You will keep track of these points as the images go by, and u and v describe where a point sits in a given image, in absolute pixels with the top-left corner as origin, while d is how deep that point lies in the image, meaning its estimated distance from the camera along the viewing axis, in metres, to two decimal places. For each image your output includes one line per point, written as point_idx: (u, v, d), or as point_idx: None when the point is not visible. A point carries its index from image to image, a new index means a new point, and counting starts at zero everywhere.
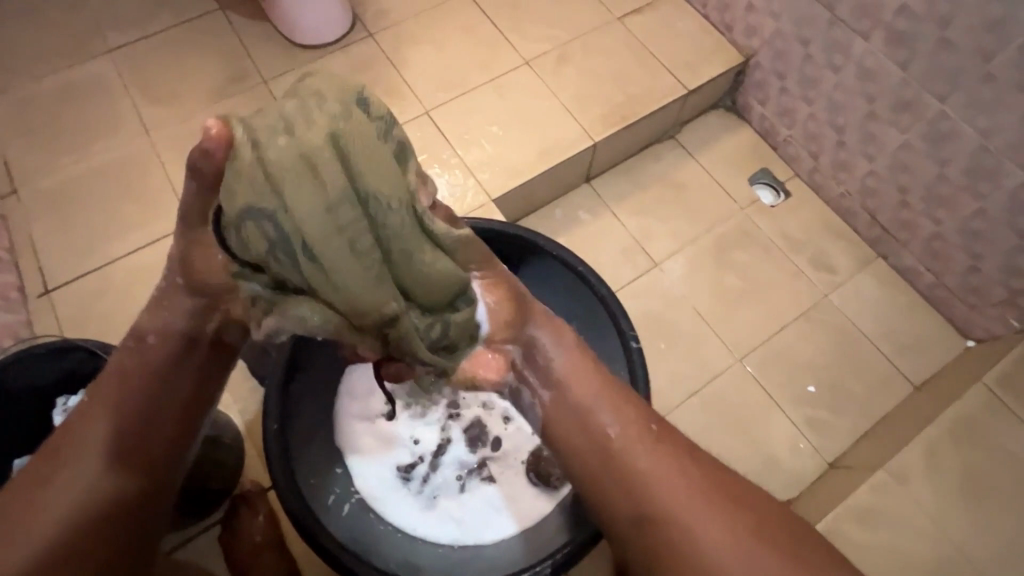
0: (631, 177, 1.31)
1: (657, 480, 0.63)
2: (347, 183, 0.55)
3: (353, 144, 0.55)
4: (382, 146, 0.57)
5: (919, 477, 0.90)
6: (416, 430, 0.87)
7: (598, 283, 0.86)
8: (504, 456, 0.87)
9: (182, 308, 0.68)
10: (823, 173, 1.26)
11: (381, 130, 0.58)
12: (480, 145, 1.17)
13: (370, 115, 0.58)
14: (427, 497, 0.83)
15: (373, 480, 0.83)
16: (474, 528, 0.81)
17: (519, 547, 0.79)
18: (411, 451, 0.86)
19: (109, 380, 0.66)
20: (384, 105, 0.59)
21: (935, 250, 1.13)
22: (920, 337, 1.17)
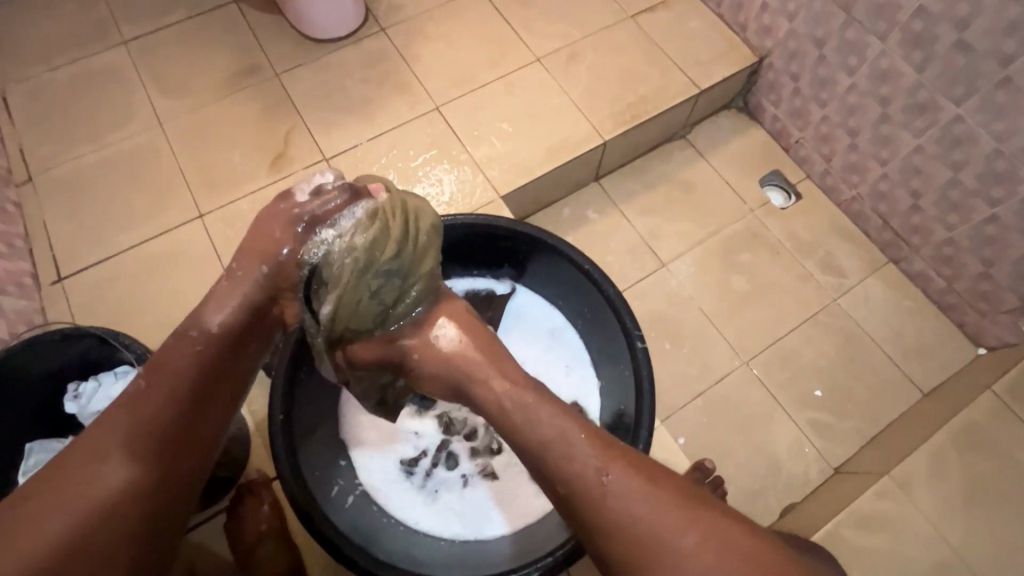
0: (640, 177, 1.30)
1: (615, 520, 0.57)
2: (357, 255, 0.68)
3: (383, 236, 0.69)
4: (397, 249, 0.69)
5: (923, 484, 0.90)
6: (420, 425, 0.88)
7: (605, 283, 0.84)
8: (507, 453, 0.87)
9: (242, 297, 0.68)
10: (835, 176, 1.25)
11: (411, 242, 0.70)
12: (490, 142, 1.17)
13: (415, 233, 0.71)
14: (429, 491, 0.84)
15: (376, 472, 0.84)
16: (473, 524, 0.82)
17: (519, 543, 0.79)
18: (415, 445, 0.87)
19: (161, 369, 0.63)
20: (431, 233, 0.72)
21: (946, 255, 1.12)
22: (930, 344, 1.16)
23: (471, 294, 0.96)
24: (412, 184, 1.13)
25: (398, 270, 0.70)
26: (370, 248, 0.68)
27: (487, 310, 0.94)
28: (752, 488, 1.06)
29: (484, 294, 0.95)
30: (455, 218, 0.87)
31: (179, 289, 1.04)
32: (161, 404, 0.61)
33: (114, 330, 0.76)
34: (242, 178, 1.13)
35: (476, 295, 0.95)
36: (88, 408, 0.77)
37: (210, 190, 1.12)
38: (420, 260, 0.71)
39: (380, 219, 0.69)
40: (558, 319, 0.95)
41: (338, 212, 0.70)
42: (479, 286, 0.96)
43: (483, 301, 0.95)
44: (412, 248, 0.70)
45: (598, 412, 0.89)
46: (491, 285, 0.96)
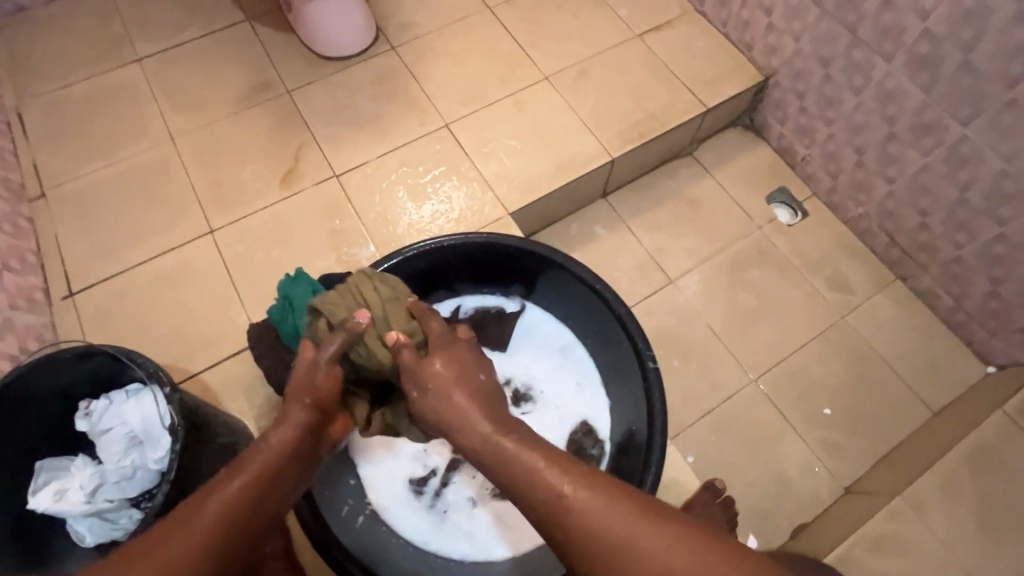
0: (647, 194, 1.31)
1: (586, 526, 0.52)
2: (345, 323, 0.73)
3: (326, 317, 0.74)
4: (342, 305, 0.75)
5: (936, 506, 0.89)
6: (429, 444, 0.87)
7: (617, 304, 0.85)
8: None
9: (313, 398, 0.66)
10: (841, 193, 1.25)
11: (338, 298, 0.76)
12: (499, 159, 1.18)
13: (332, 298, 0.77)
14: (439, 511, 0.83)
15: (385, 491, 0.83)
16: (482, 547, 0.81)
17: (531, 565, 0.79)
18: (424, 464, 0.85)
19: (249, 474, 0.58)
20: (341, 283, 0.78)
21: (954, 273, 1.12)
22: (939, 361, 1.15)
23: (480, 311, 0.96)
24: (422, 201, 1.14)
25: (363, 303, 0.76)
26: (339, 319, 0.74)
27: (496, 328, 0.94)
28: (762, 508, 1.05)
29: (494, 312, 0.95)
30: (467, 236, 0.88)
31: (189, 305, 1.04)
32: (243, 522, 0.55)
33: (126, 348, 0.74)
34: (253, 193, 1.14)
35: (487, 313, 0.96)
36: (98, 426, 0.77)
37: (221, 206, 1.12)
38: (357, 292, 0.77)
39: (344, 300, 0.76)
40: (567, 338, 0.95)
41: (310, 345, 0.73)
42: (489, 303, 0.96)
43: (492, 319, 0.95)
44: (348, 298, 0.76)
45: (607, 435, 0.88)
46: (500, 302, 0.96)
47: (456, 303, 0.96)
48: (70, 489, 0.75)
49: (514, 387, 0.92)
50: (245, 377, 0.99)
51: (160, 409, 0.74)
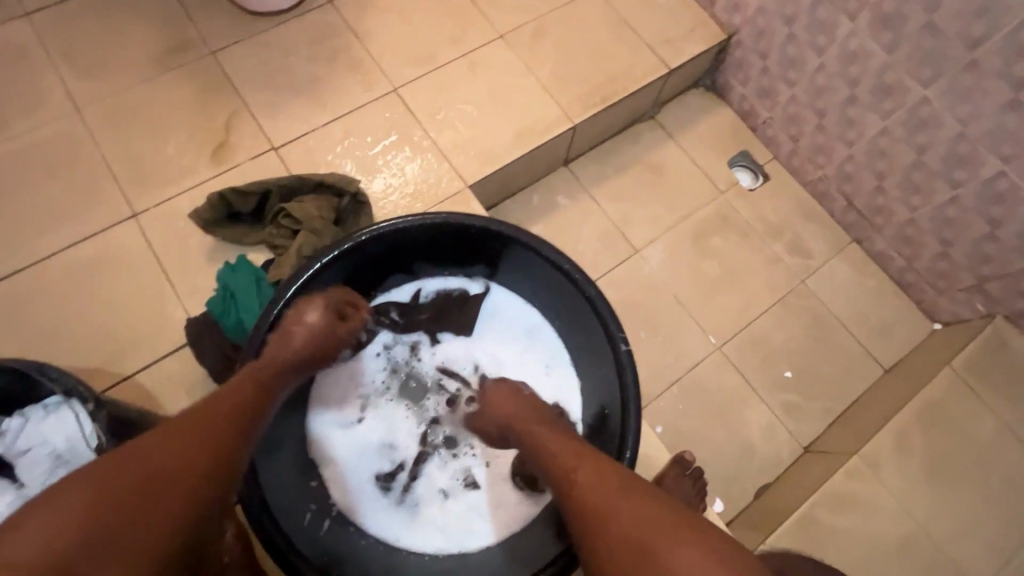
0: (609, 161, 1.26)
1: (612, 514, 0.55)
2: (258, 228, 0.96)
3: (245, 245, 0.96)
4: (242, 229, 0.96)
5: (890, 461, 0.94)
6: (395, 440, 0.84)
7: (587, 284, 0.80)
8: (486, 460, 0.84)
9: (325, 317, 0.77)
10: (801, 157, 1.25)
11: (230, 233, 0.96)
12: (454, 127, 1.10)
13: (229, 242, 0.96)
14: (409, 506, 0.80)
15: (350, 491, 0.79)
16: (453, 538, 0.78)
17: (507, 553, 0.77)
18: (391, 459, 0.82)
19: (171, 430, 0.56)
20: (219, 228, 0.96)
21: (907, 236, 1.14)
22: (890, 321, 1.19)
23: (441, 295, 0.91)
24: (372, 175, 1.05)
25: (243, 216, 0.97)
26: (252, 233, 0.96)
27: (459, 311, 0.91)
28: (727, 473, 1.07)
29: (456, 296, 0.91)
30: (424, 216, 0.81)
31: (114, 298, 0.93)
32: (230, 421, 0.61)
33: (34, 363, 0.65)
34: (180, 171, 1.02)
35: (450, 296, 0.91)
36: (15, 447, 0.67)
37: (144, 186, 1.00)
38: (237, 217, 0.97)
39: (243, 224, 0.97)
40: (535, 320, 0.91)
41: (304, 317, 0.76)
42: (450, 286, 0.91)
43: (455, 303, 0.91)
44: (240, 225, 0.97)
45: (579, 418, 0.86)
46: (462, 285, 0.91)
47: (416, 286, 0.91)
48: None
49: (481, 373, 0.89)
50: (186, 375, 0.90)
51: (85, 426, 0.66)
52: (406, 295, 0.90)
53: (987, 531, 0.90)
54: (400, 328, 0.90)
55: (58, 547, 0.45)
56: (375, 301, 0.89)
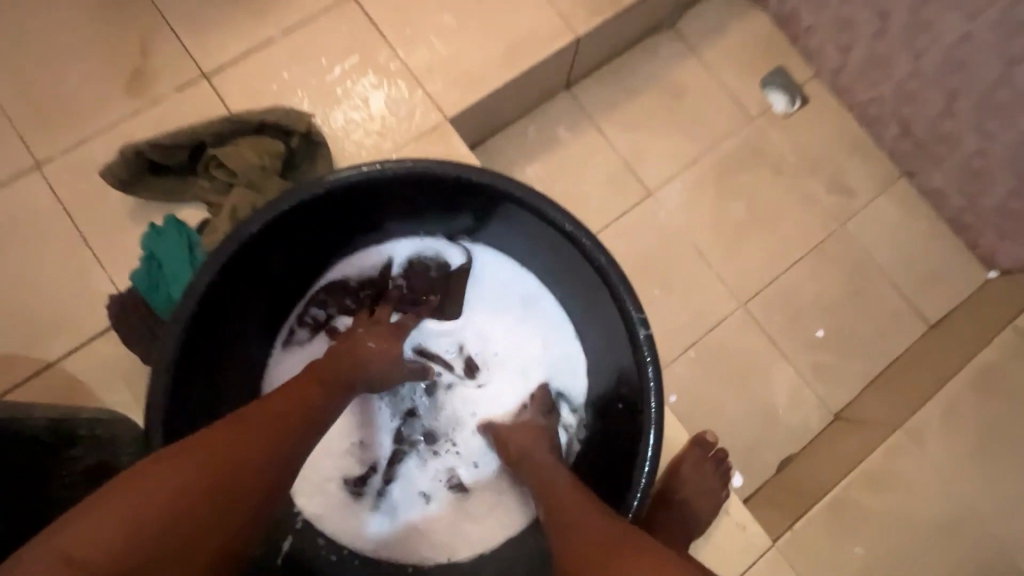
0: (619, 83, 1.05)
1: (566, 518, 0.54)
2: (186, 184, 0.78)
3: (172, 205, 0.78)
4: (166, 183, 0.78)
5: (938, 435, 0.83)
6: (367, 438, 0.71)
7: (595, 250, 0.64)
8: (473, 460, 0.72)
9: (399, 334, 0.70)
10: (851, 73, 1.03)
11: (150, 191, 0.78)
12: (428, 43, 0.88)
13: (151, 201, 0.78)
14: (384, 514, 0.70)
15: (315, 500, 0.69)
16: (439, 547, 0.68)
17: (497, 563, 0.67)
18: (361, 461, 0.71)
19: (257, 425, 0.52)
20: (135, 183, 0.77)
21: (974, 169, 0.96)
22: (939, 269, 1.04)
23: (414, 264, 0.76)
24: (327, 107, 0.85)
25: (167, 168, 0.78)
26: (177, 187, 0.78)
27: (442, 280, 0.76)
28: (747, 444, 0.96)
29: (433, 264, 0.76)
30: (387, 166, 0.64)
31: (25, 269, 0.77)
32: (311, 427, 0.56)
33: None
34: (89, 107, 0.82)
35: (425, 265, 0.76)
36: None
37: (47, 128, 0.81)
38: (159, 170, 0.78)
39: (167, 178, 0.78)
40: (529, 281, 0.76)
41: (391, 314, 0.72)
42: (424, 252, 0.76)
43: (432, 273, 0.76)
44: (164, 178, 0.78)
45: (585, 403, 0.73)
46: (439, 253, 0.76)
47: (387, 251, 0.76)
48: None
49: (466, 354, 0.75)
50: (119, 360, 0.76)
51: None
52: (377, 262, 0.75)
53: None
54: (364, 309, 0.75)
55: (128, 538, 0.41)
56: (331, 279, 0.75)
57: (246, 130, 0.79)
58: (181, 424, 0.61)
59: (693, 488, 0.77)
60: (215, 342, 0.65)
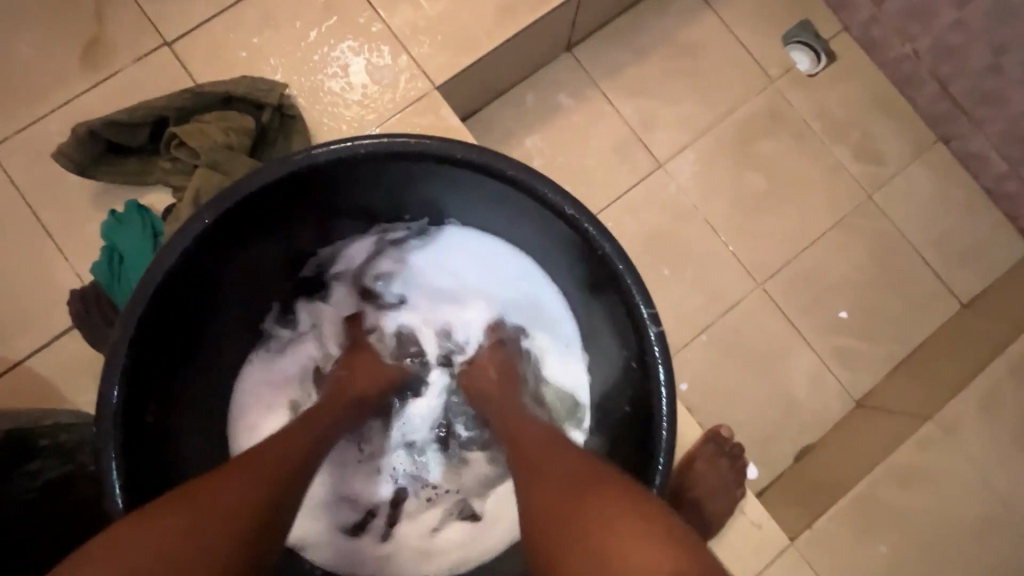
0: (628, 42, 0.95)
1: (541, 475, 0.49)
2: (148, 165, 0.71)
3: (132, 187, 0.72)
4: (123, 164, 0.71)
5: (976, 425, 0.76)
6: (353, 484, 0.69)
7: (598, 236, 0.57)
8: (478, 482, 0.70)
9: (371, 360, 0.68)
10: (886, 25, 0.93)
11: (105, 173, 0.71)
12: (414, 1, 0.79)
13: (110, 184, 0.72)
14: (398, 556, 0.67)
15: (322, 558, 0.66)
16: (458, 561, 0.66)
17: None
18: (363, 506, 0.69)
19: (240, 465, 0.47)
20: (86, 165, 0.70)
21: (1020, 132, 0.87)
22: (976, 243, 0.96)
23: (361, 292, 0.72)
24: (303, 75, 0.77)
25: (124, 148, 0.71)
26: (136, 169, 0.71)
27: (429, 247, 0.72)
28: (763, 434, 0.90)
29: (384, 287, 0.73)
30: (366, 143, 0.57)
31: None
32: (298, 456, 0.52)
33: None
34: (41, 80, 0.75)
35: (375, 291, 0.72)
36: None
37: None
38: (116, 151, 0.71)
39: (125, 159, 0.71)
40: (489, 247, 0.70)
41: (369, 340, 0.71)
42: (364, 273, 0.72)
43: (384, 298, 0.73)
44: (121, 159, 0.71)
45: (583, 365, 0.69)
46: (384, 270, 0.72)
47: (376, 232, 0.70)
48: None
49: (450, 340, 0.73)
50: (87, 359, 0.70)
51: None
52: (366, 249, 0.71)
53: None
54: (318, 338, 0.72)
55: None
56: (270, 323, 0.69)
57: (209, 103, 0.71)
58: (142, 435, 0.56)
59: (705, 487, 0.72)
60: (175, 341, 0.59)
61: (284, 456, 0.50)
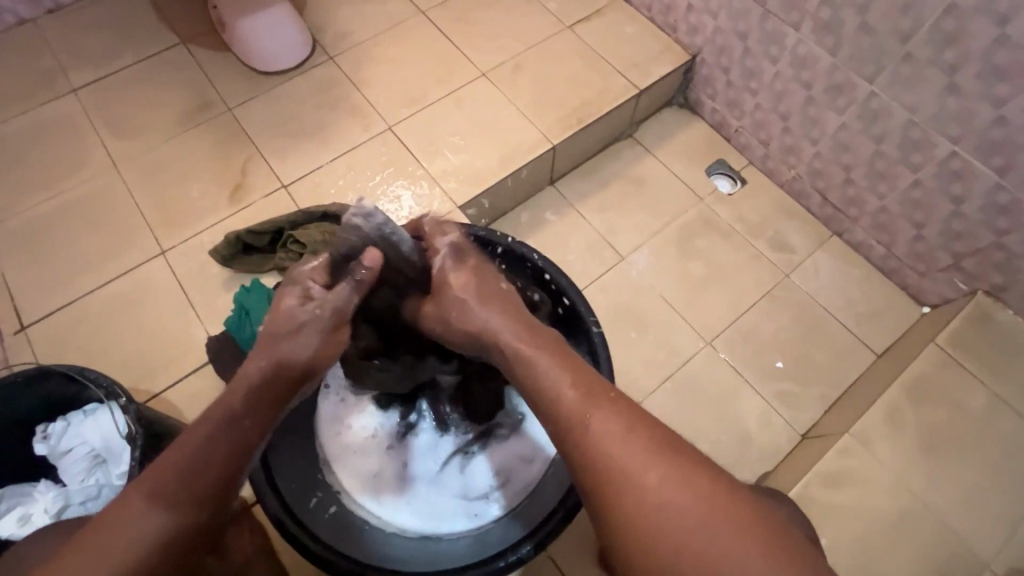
0: (592, 177, 1.36)
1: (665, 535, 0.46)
2: (269, 256, 1.09)
3: (259, 270, 1.09)
4: (254, 257, 1.09)
5: (881, 436, 0.95)
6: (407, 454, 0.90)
7: (557, 275, 0.88)
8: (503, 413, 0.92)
9: (338, 304, 0.65)
10: (774, 159, 1.32)
11: (243, 263, 1.09)
12: (444, 155, 1.21)
13: (245, 269, 1.09)
14: (471, 483, 0.88)
15: (414, 513, 0.85)
16: (535, 436, 0.91)
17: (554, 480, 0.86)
18: (426, 466, 0.89)
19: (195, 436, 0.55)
20: (231, 260, 1.08)
21: (882, 223, 1.19)
22: (878, 307, 1.22)
23: (353, 255, 0.69)
24: (371, 204, 1.16)
25: (256, 248, 1.09)
26: (262, 259, 1.08)
27: None
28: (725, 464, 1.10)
29: (392, 239, 0.70)
30: None
31: (149, 326, 1.05)
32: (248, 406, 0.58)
33: (78, 366, 0.76)
34: (201, 212, 1.15)
35: (381, 241, 0.69)
36: (58, 447, 0.80)
37: (171, 227, 1.13)
38: (250, 247, 1.09)
39: (257, 253, 1.09)
40: None
41: (352, 275, 0.67)
42: (358, 227, 0.69)
43: (398, 249, 0.70)
44: (254, 253, 1.09)
45: None
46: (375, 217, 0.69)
47: None
48: (33, 513, 0.77)
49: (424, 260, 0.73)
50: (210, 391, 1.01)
51: (117, 419, 0.77)
52: None
53: (991, 501, 0.91)
54: (347, 244, 0.69)
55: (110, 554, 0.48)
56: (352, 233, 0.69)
57: (309, 216, 1.07)
58: None
59: None
60: None
61: (235, 418, 0.57)
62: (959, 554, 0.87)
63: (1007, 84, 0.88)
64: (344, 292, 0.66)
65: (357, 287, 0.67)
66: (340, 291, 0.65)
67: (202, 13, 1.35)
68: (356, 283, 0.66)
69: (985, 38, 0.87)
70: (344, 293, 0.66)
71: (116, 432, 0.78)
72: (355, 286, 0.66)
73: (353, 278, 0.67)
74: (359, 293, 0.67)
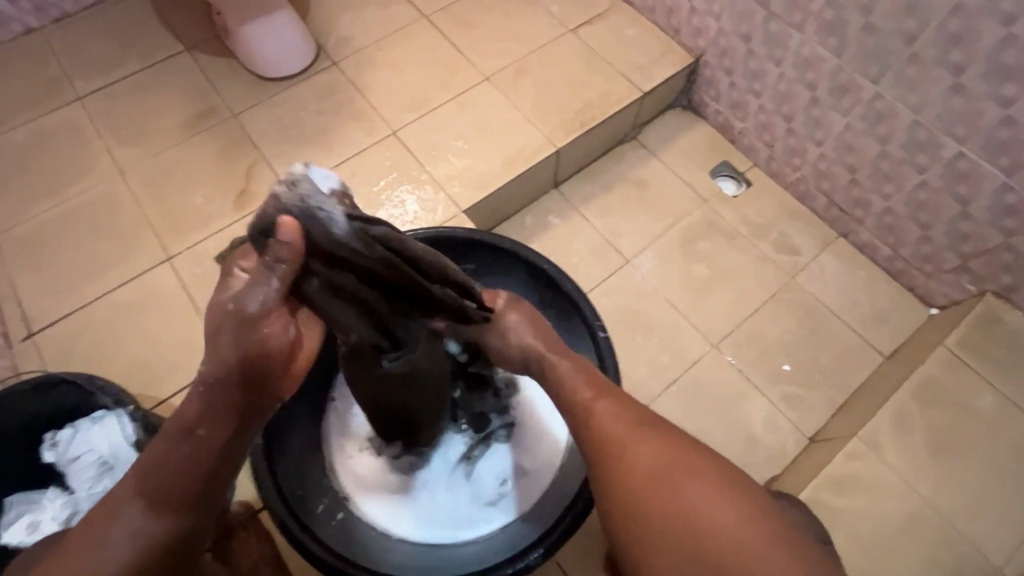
0: (596, 180, 1.35)
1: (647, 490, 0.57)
2: None
3: None
4: None
5: (889, 438, 0.95)
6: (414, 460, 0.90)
7: (565, 280, 0.87)
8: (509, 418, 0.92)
9: (265, 292, 0.59)
10: (778, 161, 1.31)
11: None
12: (447, 160, 1.21)
13: None
14: (477, 489, 0.88)
15: (422, 520, 0.86)
16: (541, 441, 0.91)
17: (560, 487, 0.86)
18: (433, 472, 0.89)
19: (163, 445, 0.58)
20: None
21: (889, 224, 1.18)
22: (884, 309, 1.22)
23: (270, 230, 0.59)
24: (376, 209, 1.16)
25: None
26: None
27: None
28: None
29: (318, 215, 0.57)
30: (416, 232, 0.89)
31: (155, 332, 1.06)
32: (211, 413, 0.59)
33: (87, 374, 0.77)
34: (205, 217, 1.15)
35: (304, 215, 0.58)
36: (66, 455, 0.80)
37: (177, 233, 1.14)
38: None
39: None
40: None
41: (269, 254, 0.57)
42: (279, 194, 0.58)
43: (327, 225, 0.58)
44: None
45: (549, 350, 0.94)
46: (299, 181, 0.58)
47: None
48: (43, 521, 0.78)
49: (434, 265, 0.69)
50: None
51: (126, 426, 0.78)
52: None
53: (1002, 504, 0.90)
54: (262, 214, 0.59)
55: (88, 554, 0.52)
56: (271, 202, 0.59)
57: None
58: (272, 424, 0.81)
59: None
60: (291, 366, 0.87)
61: (196, 423, 0.59)
62: (970, 559, 0.86)
63: (1013, 84, 0.88)
64: (264, 278, 0.59)
65: (278, 268, 0.58)
66: (259, 274, 0.58)
67: (207, 20, 1.35)
68: (274, 263, 0.57)
69: (991, 38, 0.87)
70: (267, 278, 0.58)
71: (124, 439, 0.78)
72: (272, 268, 0.58)
73: (271, 259, 0.57)
74: (279, 275, 0.58)
